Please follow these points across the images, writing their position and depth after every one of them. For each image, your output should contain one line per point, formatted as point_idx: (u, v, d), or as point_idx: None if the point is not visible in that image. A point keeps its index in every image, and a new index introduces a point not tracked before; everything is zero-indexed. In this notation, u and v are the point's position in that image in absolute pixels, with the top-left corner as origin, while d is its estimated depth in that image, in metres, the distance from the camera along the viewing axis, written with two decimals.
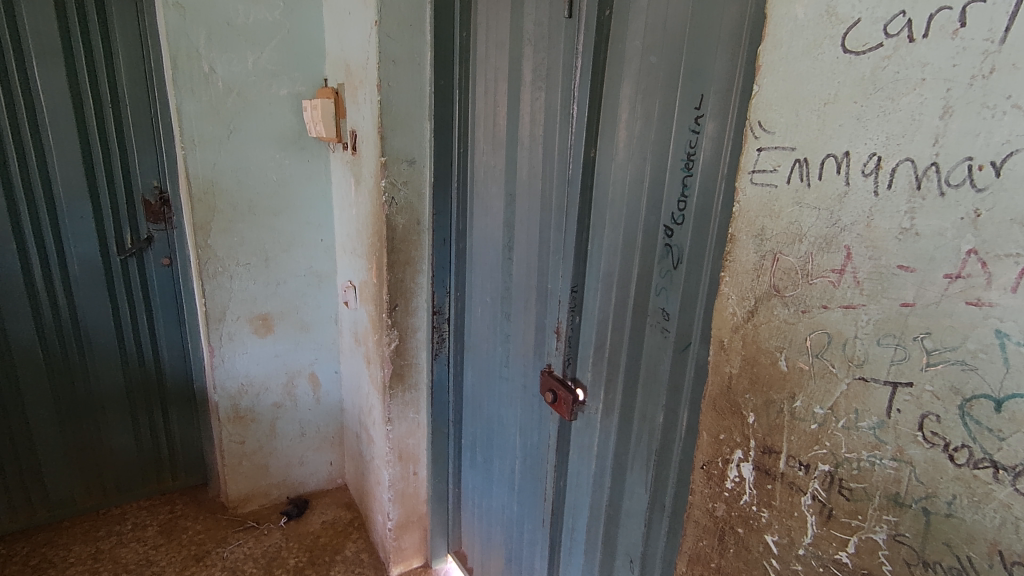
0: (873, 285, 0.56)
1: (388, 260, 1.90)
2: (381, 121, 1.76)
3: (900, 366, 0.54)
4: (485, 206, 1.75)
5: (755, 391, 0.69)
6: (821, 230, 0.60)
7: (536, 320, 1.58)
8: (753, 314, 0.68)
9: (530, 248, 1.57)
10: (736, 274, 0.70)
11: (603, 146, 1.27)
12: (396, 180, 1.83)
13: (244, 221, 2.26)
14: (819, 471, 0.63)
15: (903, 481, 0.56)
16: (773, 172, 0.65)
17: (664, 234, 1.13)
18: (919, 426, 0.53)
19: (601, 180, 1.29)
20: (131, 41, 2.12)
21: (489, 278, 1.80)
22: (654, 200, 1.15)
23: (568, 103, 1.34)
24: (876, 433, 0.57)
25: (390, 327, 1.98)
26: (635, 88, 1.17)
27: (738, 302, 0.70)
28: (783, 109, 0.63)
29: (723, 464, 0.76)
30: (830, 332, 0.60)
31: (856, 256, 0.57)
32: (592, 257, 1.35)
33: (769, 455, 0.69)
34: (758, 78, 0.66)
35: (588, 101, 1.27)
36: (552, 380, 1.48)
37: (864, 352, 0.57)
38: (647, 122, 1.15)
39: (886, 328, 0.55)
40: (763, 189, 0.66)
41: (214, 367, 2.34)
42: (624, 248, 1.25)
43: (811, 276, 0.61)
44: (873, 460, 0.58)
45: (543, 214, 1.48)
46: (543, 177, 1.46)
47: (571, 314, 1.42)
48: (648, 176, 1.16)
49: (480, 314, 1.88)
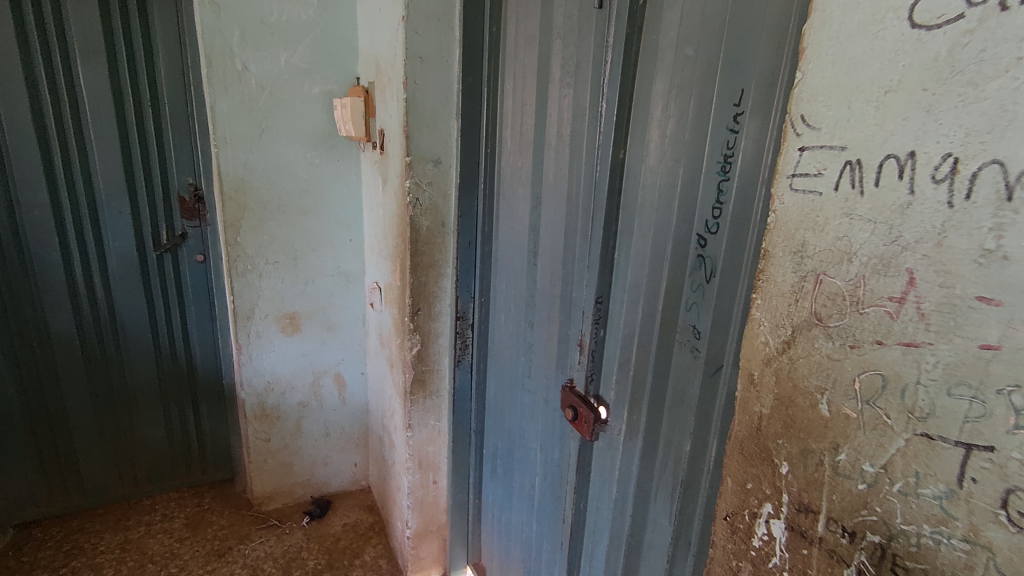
0: (943, 319, 0.45)
1: (411, 263, 1.85)
2: (407, 119, 1.71)
3: (977, 425, 0.43)
4: (511, 209, 1.68)
5: (789, 436, 0.59)
6: (876, 248, 0.49)
7: (560, 331, 1.49)
8: (790, 345, 0.58)
9: (555, 255, 1.48)
10: (769, 296, 0.60)
11: (633, 147, 1.17)
12: (420, 180, 1.78)
13: (274, 220, 2.25)
14: (866, 542, 0.52)
15: (976, 568, 0.44)
16: (818, 176, 0.54)
17: (697, 245, 1.03)
18: (1002, 504, 0.42)
19: (630, 184, 1.19)
20: (170, 39, 2.15)
21: (513, 285, 1.72)
22: (687, 207, 1.05)
23: (597, 100, 1.24)
24: (943, 505, 0.46)
25: (412, 331, 1.92)
26: (669, 83, 1.07)
27: (772, 330, 0.60)
28: (833, 101, 0.52)
29: (750, 518, 0.65)
30: (885, 374, 0.49)
31: (921, 282, 0.46)
32: (619, 267, 1.25)
33: (805, 514, 0.58)
34: (803, 64, 0.56)
35: (618, 97, 1.17)
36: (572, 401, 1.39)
37: (929, 402, 0.46)
38: (680, 121, 1.05)
39: (960, 375, 0.44)
40: (806, 196, 0.56)
41: (242, 364, 2.36)
42: (653, 258, 1.14)
43: (862, 305, 0.50)
44: (938, 537, 0.47)
45: (568, 219, 1.39)
46: (570, 179, 1.37)
47: (595, 326, 1.32)
48: (681, 181, 1.06)
49: (504, 321, 1.81)
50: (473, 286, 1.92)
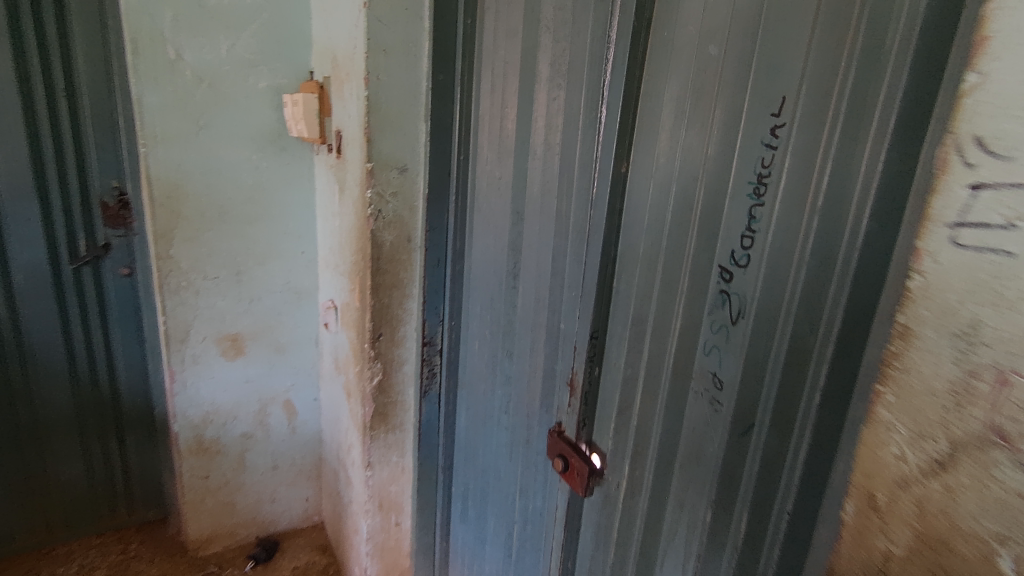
0: None
1: (372, 283, 1.64)
2: (368, 120, 1.50)
3: None
4: (487, 224, 1.49)
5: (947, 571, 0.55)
6: None
7: (545, 365, 1.32)
8: (951, 462, 0.54)
9: (540, 278, 1.31)
10: (919, 398, 0.57)
11: (638, 160, 1.01)
12: (383, 190, 1.57)
13: (213, 230, 1.99)
14: None
15: None
16: (1008, 227, 0.49)
17: (719, 280, 0.87)
18: None
19: (633, 203, 1.02)
20: (89, 20, 1.85)
21: (489, 309, 1.54)
22: (707, 233, 0.89)
23: (595, 104, 1.07)
24: None
25: (373, 359, 1.71)
26: (685, 87, 0.91)
27: (921, 439, 0.57)
28: None
29: None
30: None
31: None
32: (619, 298, 1.08)
33: None
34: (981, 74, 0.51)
35: (621, 101, 1.01)
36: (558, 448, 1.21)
37: None
38: (700, 131, 0.88)
39: None
40: (985, 249, 0.51)
41: (175, 394, 2.09)
42: (663, 291, 0.98)
43: None
44: None
45: (557, 239, 1.22)
46: (560, 194, 1.19)
47: (589, 365, 1.15)
48: (698, 202, 0.89)
49: (477, 349, 1.61)
50: (442, 308, 1.72)
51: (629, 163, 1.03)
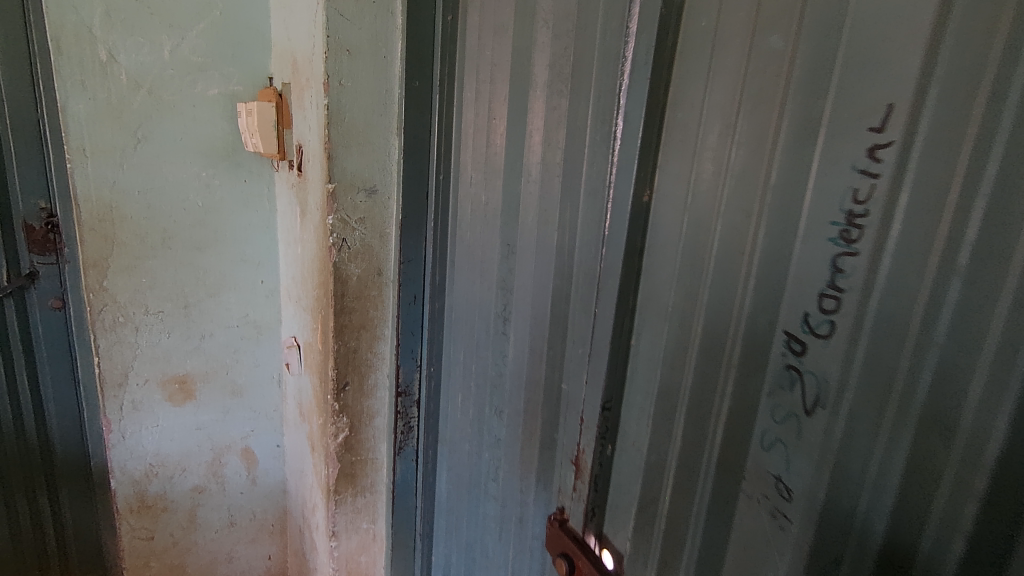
0: None
1: (335, 324, 1.39)
2: (329, 133, 1.25)
3: None
4: (472, 257, 1.26)
5: None
6: None
7: (543, 432, 1.08)
8: None
9: (536, 326, 1.07)
10: None
11: (666, 187, 0.77)
12: (348, 216, 1.32)
13: (156, 257, 1.73)
14: None
15: None
16: None
17: (784, 352, 0.65)
18: None
19: (659, 242, 0.79)
20: (8, 15, 1.59)
21: (475, 356, 1.29)
22: (768, 288, 0.65)
23: (608, 114, 0.84)
24: None
25: (338, 413, 1.45)
26: (735, 91, 0.67)
27: None
28: None
29: None
30: None
31: None
32: (640, 362, 0.85)
33: None
34: None
35: (644, 110, 0.78)
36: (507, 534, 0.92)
37: None
38: (758, 151, 0.65)
39: None
40: None
41: (112, 446, 1.81)
42: (702, 360, 0.74)
43: None
44: None
45: (558, 280, 0.98)
46: (562, 225, 0.95)
47: (599, 443, 0.92)
48: (755, 245, 0.66)
49: (461, 401, 1.37)
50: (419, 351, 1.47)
51: (653, 191, 0.79)
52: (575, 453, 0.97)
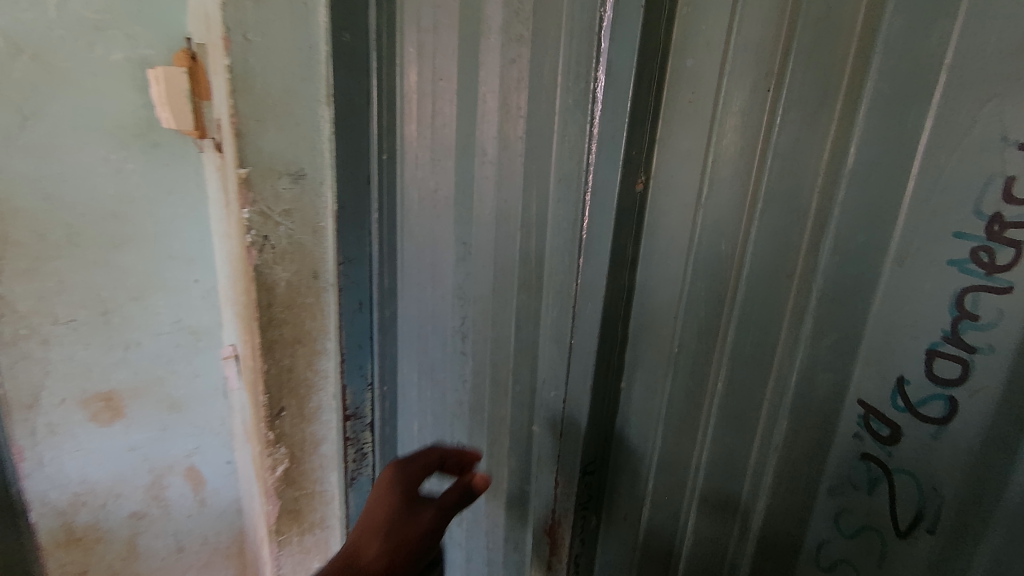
0: None
1: (263, 340, 1.14)
2: (236, 103, 0.97)
3: None
4: (419, 257, 1.01)
5: None
6: None
7: (511, 484, 0.85)
8: None
9: (497, 349, 0.83)
10: None
11: (669, 171, 0.52)
12: (270, 208, 1.06)
13: (62, 258, 1.42)
14: None
15: None
16: None
17: (857, 433, 0.41)
18: None
19: (659, 253, 0.54)
20: None
21: (430, 379, 1.06)
22: (834, 335, 0.42)
23: (586, 56, 0.54)
24: None
25: (275, 444, 1.21)
26: (779, 19, 0.42)
27: None
28: None
29: None
30: None
31: None
32: (633, 415, 0.61)
33: None
34: None
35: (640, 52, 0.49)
36: (376, 500, 0.66)
37: None
38: (825, 118, 0.40)
39: None
40: None
41: (26, 477, 1.54)
42: (730, 430, 0.50)
43: None
44: None
45: (523, 296, 0.74)
46: (525, 222, 0.70)
47: (580, 515, 0.66)
48: (815, 267, 0.42)
49: (419, 430, 1.14)
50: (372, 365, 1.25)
51: (652, 175, 0.53)
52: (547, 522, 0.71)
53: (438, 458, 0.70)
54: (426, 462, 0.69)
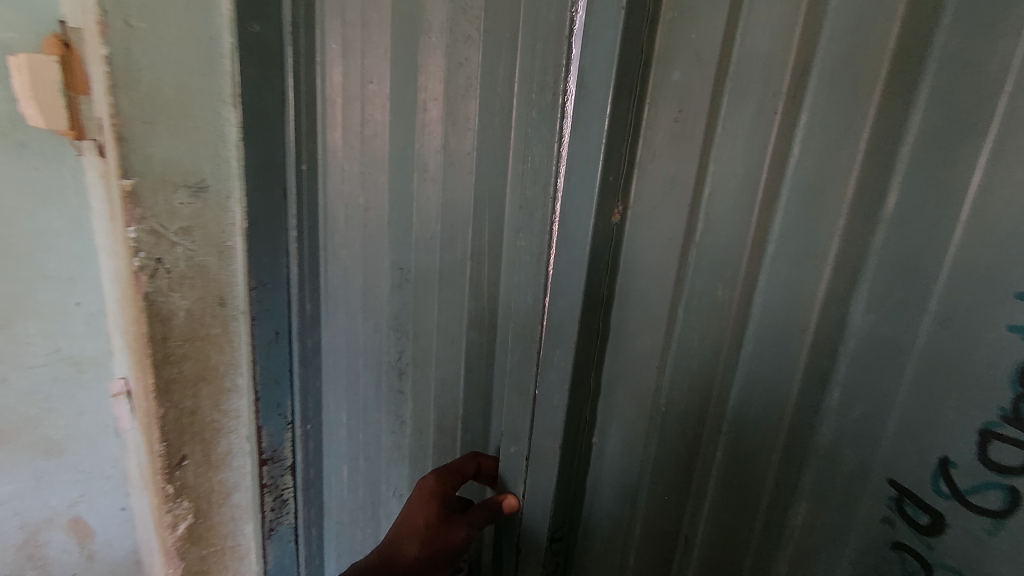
0: None
1: (158, 380, 0.96)
2: (116, 101, 0.81)
3: None
4: (347, 283, 0.87)
5: None
6: None
7: None
8: None
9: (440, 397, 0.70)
10: None
11: (650, 202, 0.43)
12: (163, 226, 0.90)
13: None
14: None
15: None
16: None
17: (886, 517, 0.35)
18: None
19: (640, 297, 0.45)
20: None
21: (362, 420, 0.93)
22: (860, 406, 0.35)
23: (552, 64, 0.45)
24: None
25: (175, 499, 1.04)
26: (791, 27, 0.34)
27: None
28: None
29: None
30: None
31: None
32: (605, 478, 0.52)
33: None
34: None
35: (614, 58, 0.40)
36: (409, 512, 0.59)
37: None
38: (856, 149, 0.33)
39: None
40: None
41: None
42: (732, 503, 0.43)
43: None
44: None
45: (470, 339, 0.62)
46: (471, 253, 0.59)
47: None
48: (838, 323, 0.36)
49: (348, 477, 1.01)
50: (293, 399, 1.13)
51: (631, 206, 0.44)
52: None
53: (475, 471, 0.61)
54: (460, 476, 0.60)
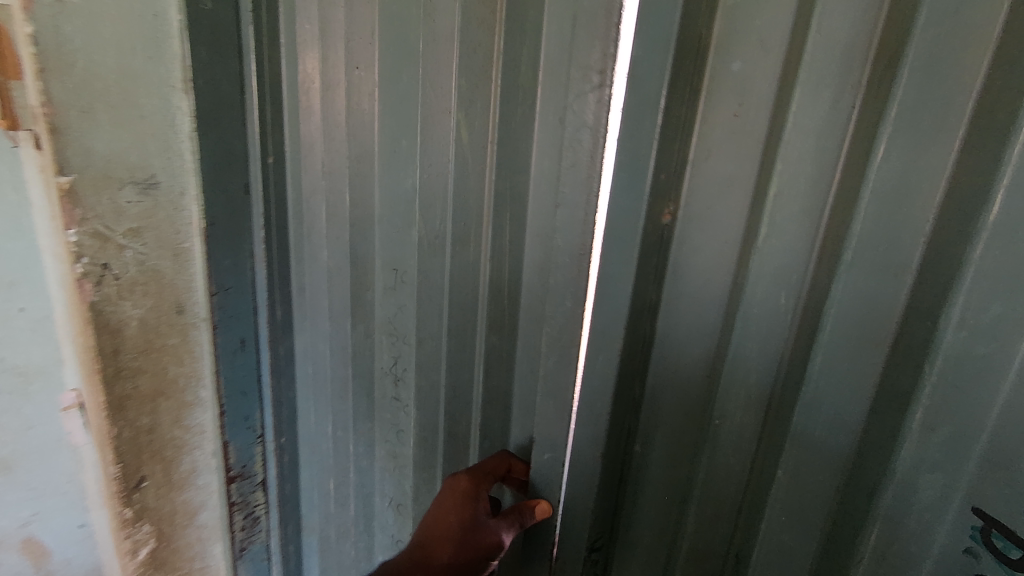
0: None
1: (107, 399, 0.86)
2: (49, 87, 0.71)
3: None
4: (326, 287, 0.78)
5: None
6: None
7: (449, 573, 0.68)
8: None
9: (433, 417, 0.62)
10: None
11: (706, 199, 0.38)
12: (109, 228, 0.80)
13: None
14: None
15: None
16: None
17: (969, 549, 0.31)
18: None
19: (693, 306, 0.40)
20: None
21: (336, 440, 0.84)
22: (944, 431, 0.31)
23: (596, 48, 0.40)
24: None
25: (134, 523, 0.94)
26: (876, 9, 0.30)
27: None
28: None
29: None
30: None
31: None
32: (647, 489, 0.48)
33: None
34: None
35: (670, 45, 0.36)
36: (437, 521, 0.51)
37: None
38: (952, 147, 0.29)
39: None
40: None
41: None
42: (797, 531, 0.38)
43: None
44: None
45: (472, 352, 0.55)
46: (480, 254, 0.52)
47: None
48: (935, 344, 0.31)
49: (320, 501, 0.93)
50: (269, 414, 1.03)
51: (684, 203, 0.40)
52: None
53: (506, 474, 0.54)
54: (493, 478, 0.52)
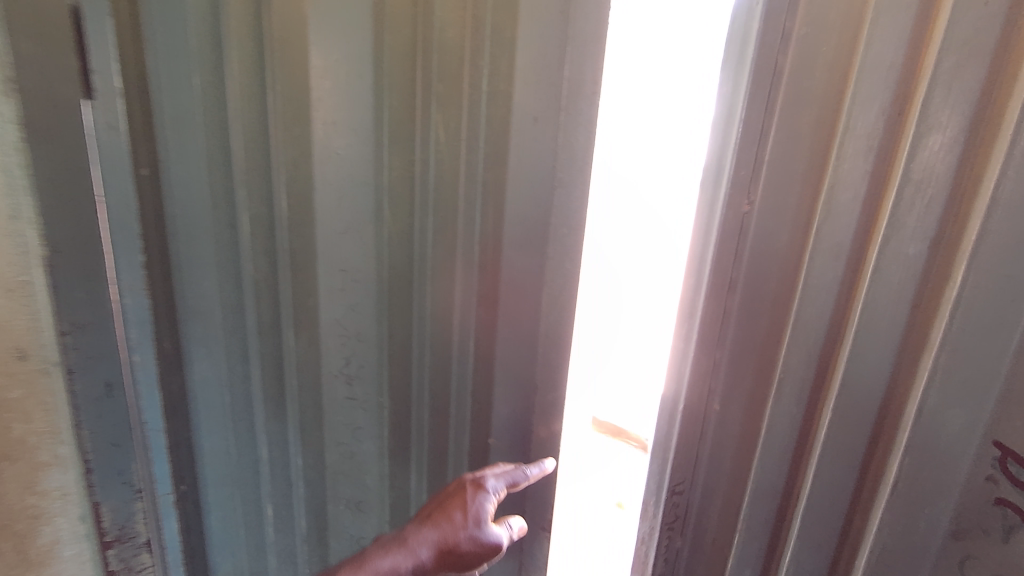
0: None
1: None
2: None
3: None
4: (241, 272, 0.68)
5: None
6: None
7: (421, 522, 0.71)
8: None
9: (419, 397, 0.66)
10: None
11: (776, 192, 0.46)
12: None
13: None
14: None
15: None
16: None
17: (990, 477, 0.41)
18: None
19: (757, 276, 0.48)
20: None
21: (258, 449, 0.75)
22: (962, 371, 0.40)
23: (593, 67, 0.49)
24: None
25: None
26: (912, 39, 0.39)
27: None
28: None
29: None
30: None
31: None
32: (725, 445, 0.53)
33: None
34: None
35: (749, 56, 0.44)
36: (452, 512, 0.54)
37: None
38: (969, 148, 0.38)
39: None
40: None
41: None
42: (839, 461, 0.47)
43: None
44: None
45: (462, 327, 0.61)
46: (474, 237, 0.58)
47: (665, 535, 0.58)
48: (950, 297, 0.40)
49: (238, 523, 0.81)
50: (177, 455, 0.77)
51: (759, 197, 0.46)
52: (545, 528, 0.65)
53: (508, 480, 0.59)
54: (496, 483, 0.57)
